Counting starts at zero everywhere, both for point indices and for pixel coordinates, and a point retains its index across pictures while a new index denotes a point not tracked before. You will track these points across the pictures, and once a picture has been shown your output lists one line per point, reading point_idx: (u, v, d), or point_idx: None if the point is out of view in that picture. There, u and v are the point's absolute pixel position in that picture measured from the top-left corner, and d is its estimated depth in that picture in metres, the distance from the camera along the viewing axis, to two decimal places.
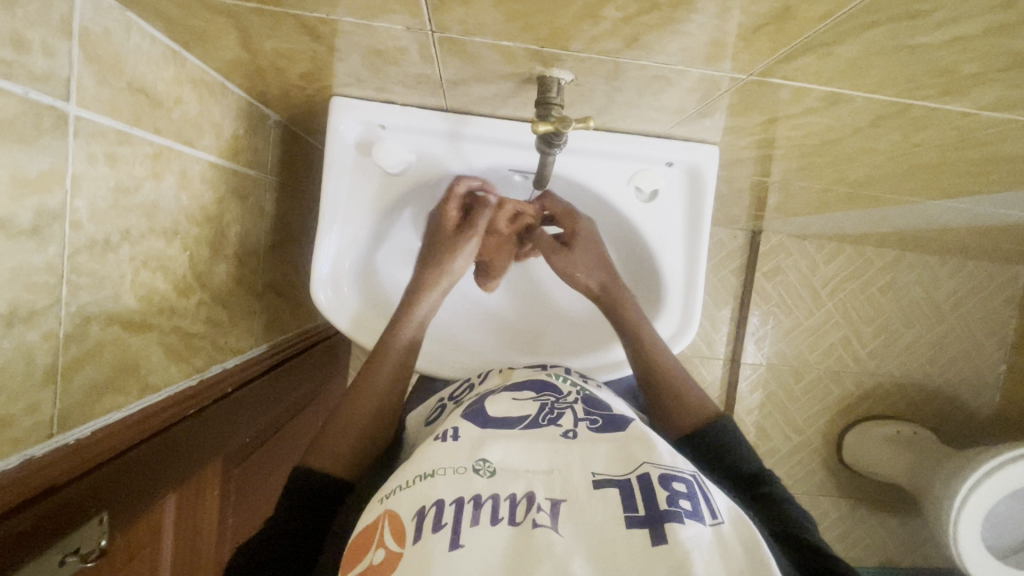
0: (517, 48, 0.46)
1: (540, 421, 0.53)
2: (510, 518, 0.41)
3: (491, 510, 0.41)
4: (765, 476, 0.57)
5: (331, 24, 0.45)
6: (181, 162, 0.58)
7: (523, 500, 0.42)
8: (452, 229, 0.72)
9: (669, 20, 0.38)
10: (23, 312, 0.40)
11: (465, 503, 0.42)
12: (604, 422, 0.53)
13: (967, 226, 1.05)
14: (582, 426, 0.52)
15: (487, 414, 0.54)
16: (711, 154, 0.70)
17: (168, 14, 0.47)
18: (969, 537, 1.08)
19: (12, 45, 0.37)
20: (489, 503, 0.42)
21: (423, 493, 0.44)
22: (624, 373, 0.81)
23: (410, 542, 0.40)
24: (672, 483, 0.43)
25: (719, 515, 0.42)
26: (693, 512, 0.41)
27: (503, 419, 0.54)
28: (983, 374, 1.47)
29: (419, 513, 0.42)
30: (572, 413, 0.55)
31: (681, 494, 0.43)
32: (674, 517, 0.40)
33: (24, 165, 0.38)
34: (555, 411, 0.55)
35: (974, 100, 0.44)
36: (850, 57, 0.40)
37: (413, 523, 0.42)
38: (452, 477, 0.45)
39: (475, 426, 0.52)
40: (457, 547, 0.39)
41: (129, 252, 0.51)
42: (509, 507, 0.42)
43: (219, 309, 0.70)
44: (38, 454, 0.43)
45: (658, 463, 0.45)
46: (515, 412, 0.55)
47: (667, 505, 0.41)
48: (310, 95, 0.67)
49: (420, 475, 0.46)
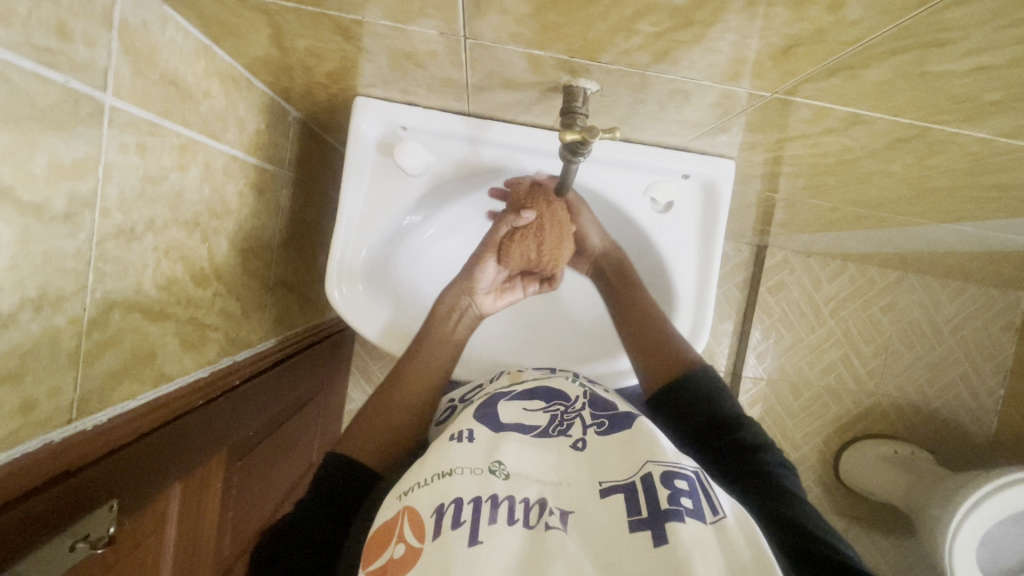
0: (547, 58, 0.46)
1: (551, 431, 0.54)
2: (524, 520, 0.42)
3: (507, 511, 0.43)
4: (764, 447, 0.57)
5: (365, 26, 0.46)
6: (206, 155, 0.58)
7: (535, 505, 0.44)
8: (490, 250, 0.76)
9: (702, 37, 0.39)
10: (50, 297, 0.40)
11: (483, 502, 0.44)
12: (611, 423, 0.55)
13: (971, 250, 1.06)
14: (590, 432, 0.54)
15: (499, 418, 0.56)
16: (726, 169, 0.70)
17: (204, 9, 0.48)
18: (964, 559, 1.08)
19: (57, 34, 0.37)
20: (505, 503, 0.44)
21: (440, 490, 0.46)
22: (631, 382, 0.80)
23: (430, 538, 0.42)
24: (674, 481, 0.44)
25: (720, 511, 0.42)
26: (694, 510, 0.42)
27: (515, 425, 0.55)
28: (981, 398, 1.47)
29: (438, 510, 0.44)
30: (580, 421, 0.56)
31: (682, 492, 0.43)
32: (674, 517, 0.41)
33: (62, 151, 0.39)
34: (564, 421, 0.56)
35: (994, 128, 0.45)
36: (877, 80, 0.41)
37: (432, 520, 0.43)
38: (469, 477, 0.46)
39: (489, 429, 0.54)
40: (477, 543, 0.40)
41: (152, 242, 0.52)
42: (523, 510, 0.43)
43: (233, 301, 0.71)
44: (57, 438, 0.44)
45: (660, 461, 0.46)
46: (524, 420, 0.56)
47: (668, 504, 0.42)
48: (334, 94, 0.68)
49: (437, 475, 0.47)
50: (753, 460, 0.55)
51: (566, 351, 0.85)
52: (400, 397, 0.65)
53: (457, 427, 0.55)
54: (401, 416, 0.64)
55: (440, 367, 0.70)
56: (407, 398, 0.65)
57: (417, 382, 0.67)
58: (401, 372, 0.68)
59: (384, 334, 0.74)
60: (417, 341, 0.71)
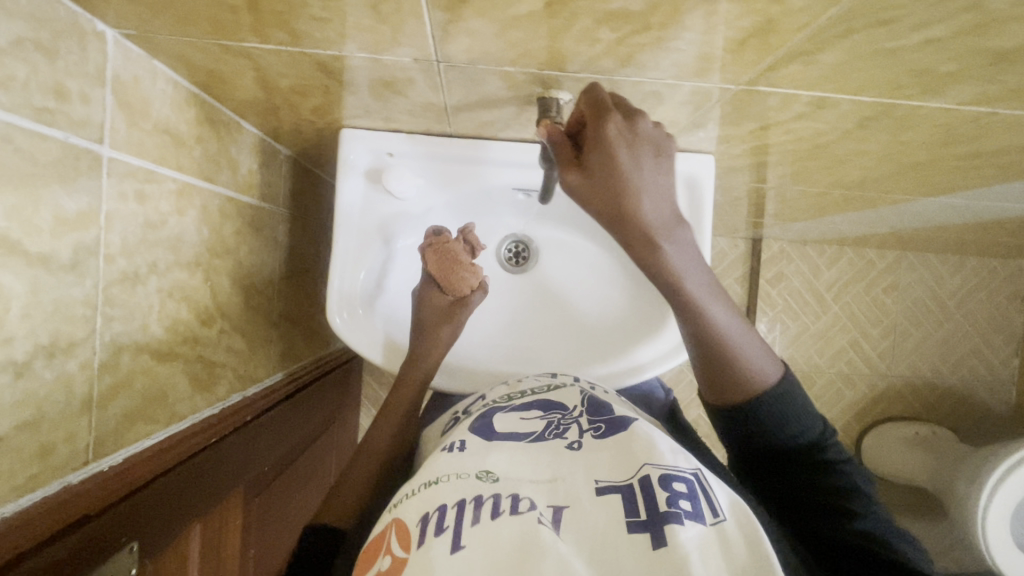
0: (518, 73, 0.49)
1: (546, 434, 0.53)
2: (512, 510, 0.40)
3: (492, 506, 0.41)
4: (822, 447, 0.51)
5: (344, 60, 0.48)
6: (202, 198, 0.61)
7: (524, 498, 0.42)
8: (440, 307, 0.72)
9: (661, 39, 0.41)
10: (62, 344, 0.42)
11: (468, 504, 0.42)
12: (608, 427, 0.53)
13: (964, 222, 1.07)
14: (587, 435, 0.52)
15: (493, 428, 0.55)
16: (707, 163, 0.73)
17: (190, 60, 0.51)
18: (997, 533, 1.06)
19: (54, 95, 0.40)
20: (490, 501, 0.42)
21: (427, 499, 0.44)
22: (642, 381, 0.75)
23: (414, 547, 0.40)
24: (672, 483, 0.42)
25: (720, 513, 0.40)
26: (693, 513, 0.40)
27: (510, 433, 0.54)
28: (996, 371, 1.48)
29: (423, 518, 0.42)
30: (577, 426, 0.54)
31: (681, 494, 0.41)
32: (673, 518, 0.39)
33: (66, 204, 0.41)
34: (561, 426, 0.55)
35: (955, 97, 0.47)
36: (834, 63, 0.43)
37: (418, 528, 0.42)
38: (455, 483, 0.45)
39: (482, 438, 0.53)
40: (459, 549, 0.38)
41: (156, 284, 0.53)
42: (511, 503, 0.41)
43: (238, 337, 0.72)
44: (76, 480, 0.45)
45: (658, 464, 0.44)
46: (522, 428, 0.55)
47: (666, 507, 0.40)
48: (321, 128, 0.71)
49: (424, 484, 0.46)
50: (805, 474, 0.51)
51: (559, 355, 0.80)
52: (354, 481, 0.62)
53: (451, 440, 0.54)
54: (358, 475, 0.62)
55: (401, 457, 0.67)
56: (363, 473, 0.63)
57: (405, 388, 0.70)
58: (376, 418, 0.69)
59: (384, 354, 0.73)
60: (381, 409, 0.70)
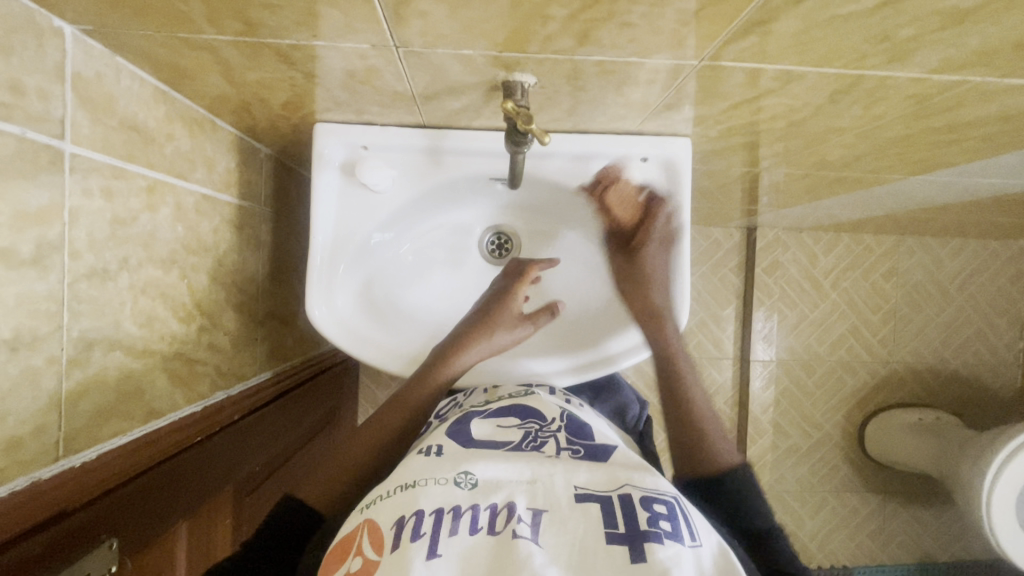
0: (477, 56, 0.48)
1: (524, 446, 0.53)
2: (489, 528, 0.39)
3: (469, 521, 0.40)
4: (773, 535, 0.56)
5: (303, 50, 0.48)
6: (176, 196, 0.61)
7: (503, 510, 0.41)
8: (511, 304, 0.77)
9: (614, 13, 0.41)
10: (26, 338, 0.42)
11: (445, 513, 0.41)
12: (587, 452, 0.52)
13: (958, 202, 1.05)
14: (564, 454, 0.51)
15: (470, 433, 0.55)
16: (684, 146, 0.72)
17: (153, 56, 0.51)
18: (1001, 517, 1.04)
19: (10, 91, 0.40)
20: (469, 513, 0.40)
21: (404, 502, 0.43)
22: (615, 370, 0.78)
23: (388, 550, 0.39)
24: (653, 504, 0.42)
25: (698, 538, 0.40)
26: (673, 533, 0.39)
27: (487, 440, 0.54)
28: (1000, 354, 1.46)
29: (398, 522, 0.41)
30: (554, 441, 0.54)
31: (661, 515, 0.41)
32: (654, 537, 0.38)
33: (26, 199, 0.41)
34: (538, 438, 0.55)
35: (922, 65, 0.46)
36: (792, 33, 0.42)
37: (392, 532, 0.40)
38: (433, 488, 0.43)
39: (458, 444, 0.52)
40: (434, 556, 0.37)
41: (127, 280, 0.54)
42: (489, 517, 0.40)
43: (220, 335, 0.72)
44: (46, 476, 0.45)
45: (640, 486, 0.44)
46: (499, 437, 0.55)
47: (647, 526, 0.39)
48: (296, 124, 0.71)
49: (401, 485, 0.45)
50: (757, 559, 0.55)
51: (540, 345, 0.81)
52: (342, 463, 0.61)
53: (428, 442, 0.53)
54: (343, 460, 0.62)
55: (401, 448, 0.65)
56: (347, 459, 0.62)
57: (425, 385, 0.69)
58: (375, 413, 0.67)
59: (376, 351, 0.74)
60: (391, 399, 0.68)
